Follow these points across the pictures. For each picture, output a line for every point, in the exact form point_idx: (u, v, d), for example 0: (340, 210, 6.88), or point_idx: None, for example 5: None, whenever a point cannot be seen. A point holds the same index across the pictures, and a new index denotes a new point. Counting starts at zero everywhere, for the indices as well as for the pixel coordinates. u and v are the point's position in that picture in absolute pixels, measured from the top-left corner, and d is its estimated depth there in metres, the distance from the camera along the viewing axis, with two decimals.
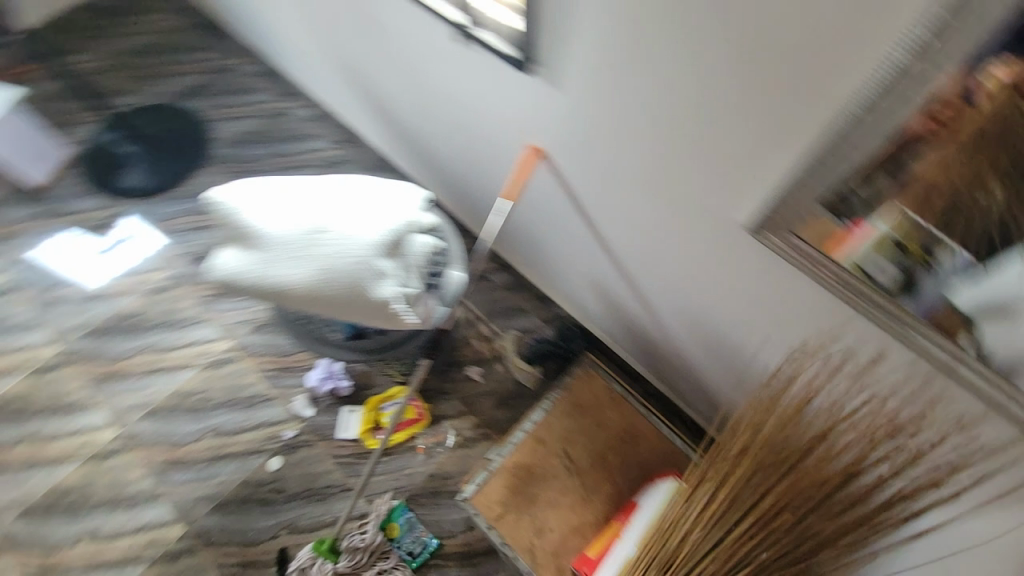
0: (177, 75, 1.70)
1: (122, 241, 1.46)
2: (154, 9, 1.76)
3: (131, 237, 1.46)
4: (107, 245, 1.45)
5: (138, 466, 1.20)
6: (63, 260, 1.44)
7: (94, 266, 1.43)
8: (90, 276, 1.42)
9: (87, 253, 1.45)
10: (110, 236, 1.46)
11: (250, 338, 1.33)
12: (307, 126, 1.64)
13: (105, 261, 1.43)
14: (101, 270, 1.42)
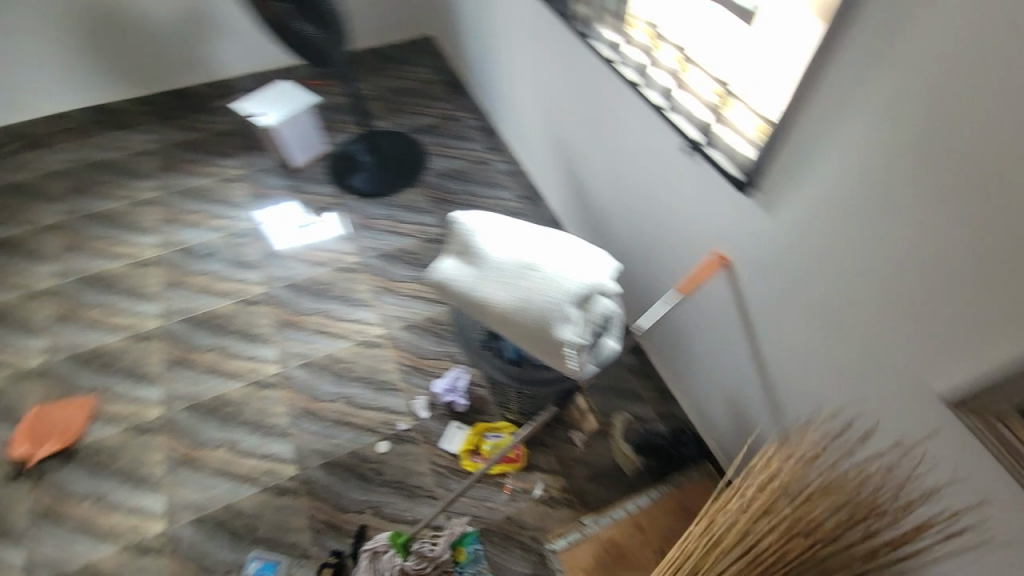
0: (419, 114, 2.12)
1: (312, 225, 1.79)
2: (421, 66, 2.27)
3: (319, 225, 1.80)
4: (301, 223, 1.80)
5: (282, 406, 1.40)
6: (271, 220, 1.82)
7: (285, 234, 1.78)
8: (277, 240, 1.76)
9: (285, 222, 1.80)
10: (306, 217, 1.82)
11: (400, 333, 1.54)
12: (500, 178, 1.94)
13: (293, 233, 1.77)
14: (288, 239, 1.76)
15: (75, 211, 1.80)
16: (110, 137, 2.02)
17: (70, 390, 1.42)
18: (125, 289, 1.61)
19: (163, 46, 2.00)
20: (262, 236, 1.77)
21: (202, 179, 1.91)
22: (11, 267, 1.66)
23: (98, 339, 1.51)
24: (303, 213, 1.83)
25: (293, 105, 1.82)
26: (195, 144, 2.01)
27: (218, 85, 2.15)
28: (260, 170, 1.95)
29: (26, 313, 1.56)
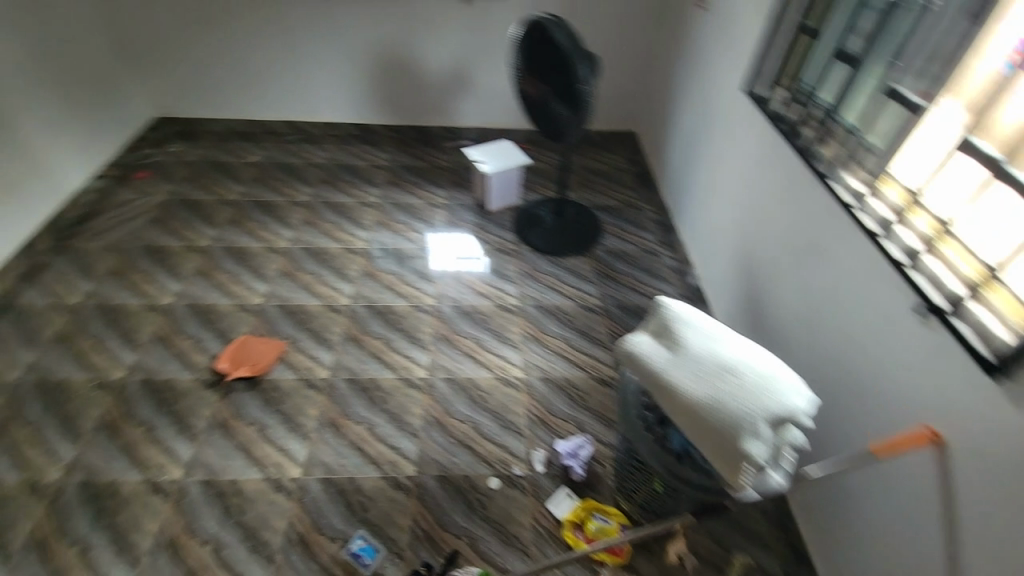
0: (605, 195, 2.32)
1: (466, 259, 2.01)
2: (619, 157, 2.53)
3: (470, 262, 2.00)
4: (461, 253, 2.04)
5: (419, 410, 1.52)
6: (442, 242, 2.09)
7: (444, 256, 2.03)
8: (435, 258, 2.02)
9: (449, 247, 2.06)
10: (466, 251, 2.04)
11: (538, 383, 1.62)
12: (665, 272, 2.03)
13: (448, 259, 2.02)
14: (443, 262, 2.01)
15: (319, 196, 2.25)
16: (363, 149, 2.55)
17: (270, 332, 1.70)
18: (335, 267, 1.94)
19: (426, 95, 2.51)
20: (427, 249, 2.05)
21: (416, 199, 2.28)
22: (264, 223, 2.09)
23: (303, 299, 1.81)
24: (468, 246, 2.07)
25: (507, 161, 2.12)
26: (418, 170, 2.45)
27: (452, 132, 2.63)
28: (460, 205, 2.27)
29: (261, 261, 1.93)
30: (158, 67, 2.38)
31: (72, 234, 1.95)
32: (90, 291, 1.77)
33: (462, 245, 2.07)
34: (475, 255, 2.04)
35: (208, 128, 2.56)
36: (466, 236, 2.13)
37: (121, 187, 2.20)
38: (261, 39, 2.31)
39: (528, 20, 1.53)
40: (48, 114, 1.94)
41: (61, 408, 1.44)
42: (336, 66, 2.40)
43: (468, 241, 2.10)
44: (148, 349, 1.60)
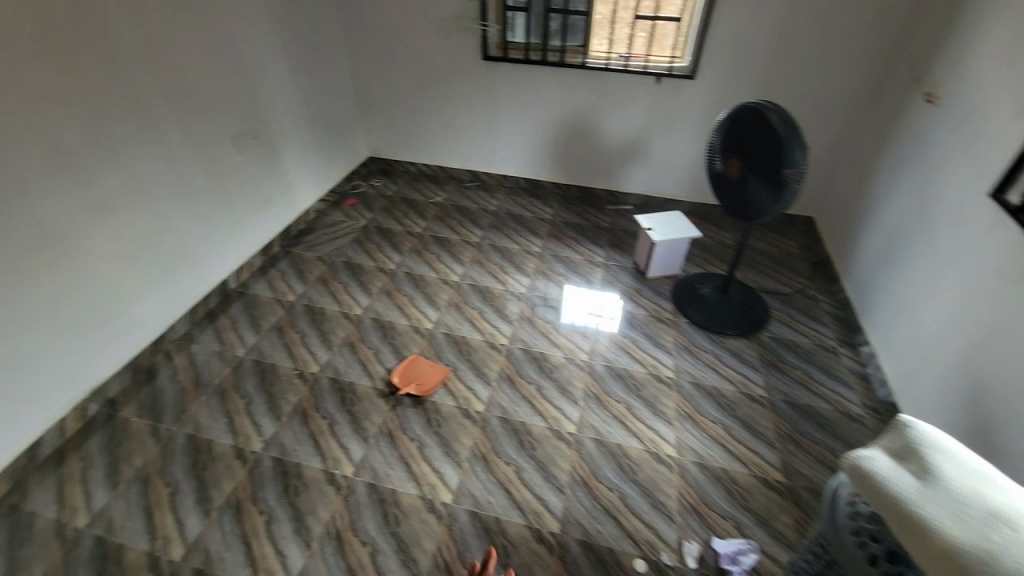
0: (776, 280, 2.21)
1: (598, 317, 2.04)
2: (790, 245, 2.42)
3: (600, 320, 2.02)
4: (594, 310, 2.07)
5: (567, 465, 1.50)
6: (579, 296, 2.14)
7: (578, 309, 2.08)
8: (568, 309, 2.07)
9: (585, 302, 2.11)
10: (601, 311, 2.06)
11: (692, 467, 1.51)
12: (844, 374, 1.83)
13: (581, 312, 2.06)
14: (576, 313, 2.06)
15: (488, 239, 2.46)
16: (529, 201, 2.78)
17: (436, 357, 1.83)
18: (498, 307, 2.06)
19: (597, 160, 2.67)
20: (563, 299, 2.12)
21: (576, 254, 2.37)
22: (440, 257, 2.33)
23: (467, 331, 1.94)
24: (603, 305, 2.10)
25: (675, 232, 2.09)
26: (580, 227, 2.56)
27: (615, 197, 2.76)
28: (618, 266, 2.30)
29: (435, 290, 2.13)
30: (379, 117, 2.86)
31: (294, 244, 2.39)
32: (301, 293, 2.10)
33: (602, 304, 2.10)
34: (608, 316, 2.05)
35: (406, 171, 3.01)
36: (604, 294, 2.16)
37: (335, 210, 2.66)
38: (467, 100, 2.64)
39: (739, 104, 1.57)
40: (301, 147, 2.42)
41: (269, 388, 1.68)
42: (523, 127, 2.66)
43: (606, 300, 2.13)
44: (339, 351, 1.83)
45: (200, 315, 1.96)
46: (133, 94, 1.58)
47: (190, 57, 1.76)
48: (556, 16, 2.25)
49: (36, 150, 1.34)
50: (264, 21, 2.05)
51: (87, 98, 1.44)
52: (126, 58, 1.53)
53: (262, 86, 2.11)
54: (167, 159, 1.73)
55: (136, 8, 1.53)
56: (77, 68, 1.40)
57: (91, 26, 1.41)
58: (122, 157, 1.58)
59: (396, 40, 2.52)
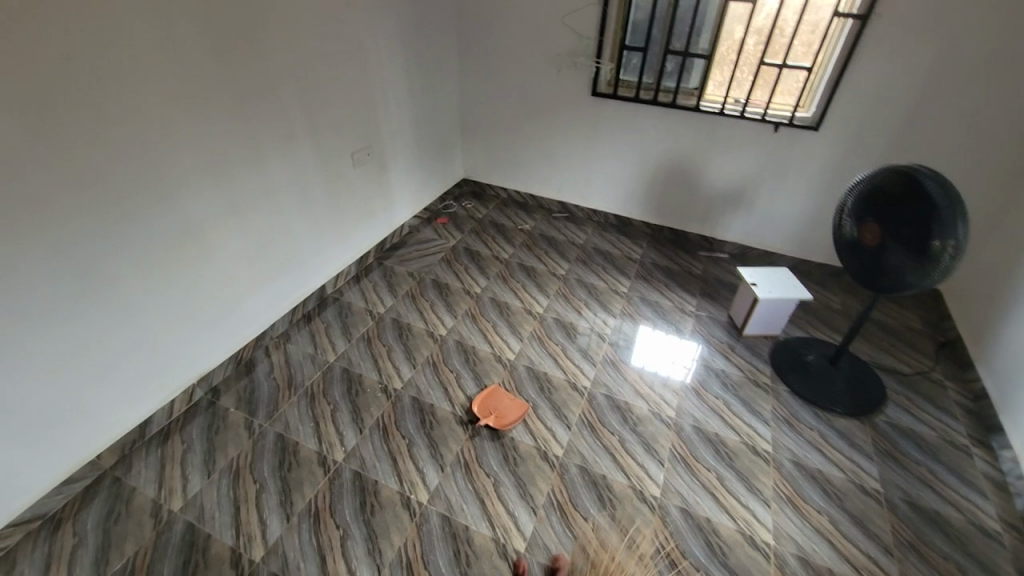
0: (892, 358, 1.99)
1: (673, 364, 1.93)
2: (910, 321, 2.18)
3: (674, 367, 1.92)
4: (669, 356, 1.97)
5: (649, 533, 1.39)
6: (651, 339, 2.05)
7: (651, 352, 1.99)
8: (640, 351, 1.99)
9: (660, 347, 2.02)
10: (674, 358, 1.96)
11: (792, 561, 1.34)
12: (980, 480, 1.58)
13: (654, 357, 1.96)
14: (649, 358, 1.96)
15: (574, 272, 2.42)
16: (618, 238, 2.73)
17: (516, 390, 1.79)
18: (582, 346, 2.00)
19: (696, 204, 2.58)
20: (636, 341, 2.04)
21: (666, 300, 2.26)
22: (526, 286, 2.31)
23: (549, 367, 1.89)
24: (678, 352, 2.00)
25: (781, 291, 1.94)
26: (671, 272, 2.46)
27: (711, 244, 2.64)
28: (711, 318, 2.17)
29: (519, 320, 2.10)
30: (479, 141, 2.95)
31: (388, 256, 2.48)
32: (390, 305, 2.15)
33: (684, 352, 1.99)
34: (683, 363, 1.95)
35: (497, 195, 3.09)
36: (684, 342, 2.05)
37: (427, 227, 2.74)
38: (568, 133, 2.65)
39: (884, 167, 1.43)
40: (406, 165, 2.53)
41: (354, 399, 1.72)
42: (622, 163, 2.63)
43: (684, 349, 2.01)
44: (422, 370, 1.84)
45: (298, 316, 2.06)
46: (275, 108, 1.72)
47: (327, 78, 1.89)
48: (674, 58, 2.22)
49: (193, 155, 1.49)
50: (392, 48, 2.19)
51: (237, 110, 1.58)
52: (274, 75, 1.68)
53: (381, 107, 2.24)
54: (293, 168, 1.86)
55: (290, 32, 1.68)
56: (234, 82, 1.54)
57: (251, 46, 1.56)
58: (257, 164, 1.71)
59: (507, 71, 2.60)
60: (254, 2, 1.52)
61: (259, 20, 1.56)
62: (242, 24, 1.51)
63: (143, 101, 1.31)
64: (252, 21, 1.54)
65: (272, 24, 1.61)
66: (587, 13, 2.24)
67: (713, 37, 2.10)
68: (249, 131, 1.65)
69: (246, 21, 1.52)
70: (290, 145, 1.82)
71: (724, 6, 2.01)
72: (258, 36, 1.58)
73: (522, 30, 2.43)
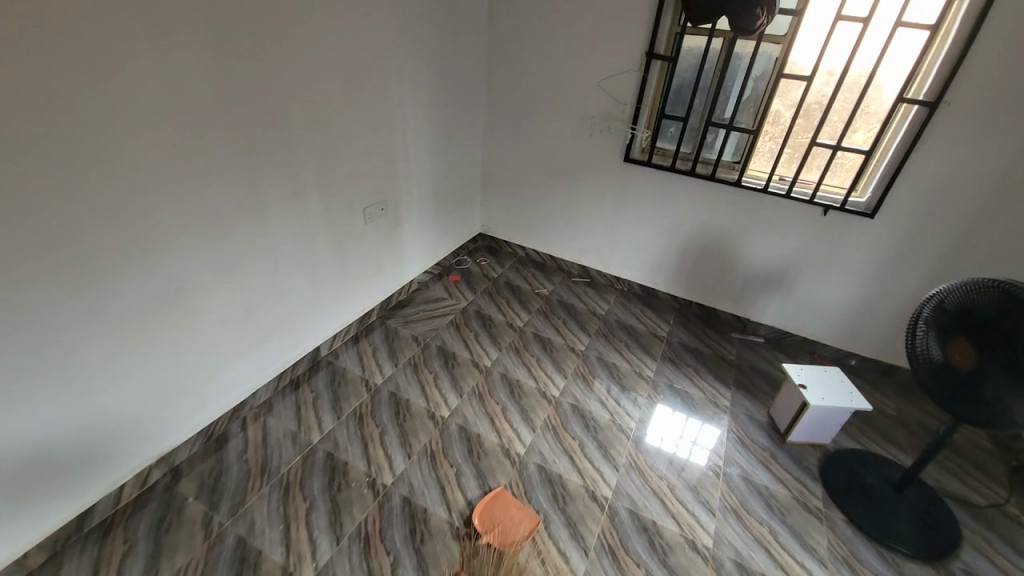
0: (962, 486, 1.71)
1: (692, 446, 1.75)
2: (976, 439, 1.91)
3: (694, 453, 1.73)
4: (688, 436, 1.80)
5: None
6: (668, 415, 1.88)
7: (670, 433, 1.80)
8: (658, 430, 1.81)
9: (682, 430, 1.82)
10: (693, 440, 1.78)
11: None
12: None
13: (672, 438, 1.78)
14: (668, 440, 1.77)
15: (594, 349, 2.20)
16: (643, 311, 2.52)
17: (525, 495, 1.53)
18: (602, 442, 1.74)
19: (729, 282, 2.38)
20: (653, 418, 1.86)
21: (696, 389, 2.02)
22: (541, 362, 2.09)
23: (564, 469, 1.62)
24: (699, 432, 1.83)
25: (836, 398, 1.68)
26: (701, 355, 2.22)
27: (744, 325, 2.41)
28: (748, 416, 1.91)
29: (531, 404, 1.86)
30: (500, 197, 2.81)
31: (392, 315, 2.28)
32: (389, 375, 1.93)
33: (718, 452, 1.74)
34: (703, 444, 1.78)
35: (514, 253, 2.92)
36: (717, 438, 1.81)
37: (438, 283, 2.56)
38: (595, 196, 2.51)
39: (969, 279, 1.23)
40: (420, 219, 2.38)
41: (335, 495, 1.47)
42: (652, 231, 2.46)
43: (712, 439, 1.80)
44: (417, 461, 1.59)
45: (285, 382, 1.84)
46: (285, 158, 1.57)
47: (346, 127, 1.76)
48: (716, 130, 2.08)
49: (185, 208, 1.32)
50: (418, 100, 2.08)
51: (245, 159, 1.43)
52: (288, 123, 1.54)
53: (400, 158, 2.11)
54: (299, 222, 1.70)
55: (310, 79, 1.56)
56: (244, 130, 1.40)
57: (267, 92, 1.43)
58: (259, 216, 1.55)
59: (535, 129, 2.48)
60: (275, 47, 1.40)
61: (278, 66, 1.43)
62: (260, 69, 1.38)
63: (138, 147, 1.16)
64: (270, 66, 1.41)
65: (291, 71, 1.48)
66: (626, 79, 2.14)
67: (760, 112, 1.96)
68: (254, 182, 1.49)
69: (264, 66, 1.39)
70: (297, 197, 1.66)
71: (774, 81, 1.89)
72: (274, 82, 1.45)
73: (555, 89, 2.33)
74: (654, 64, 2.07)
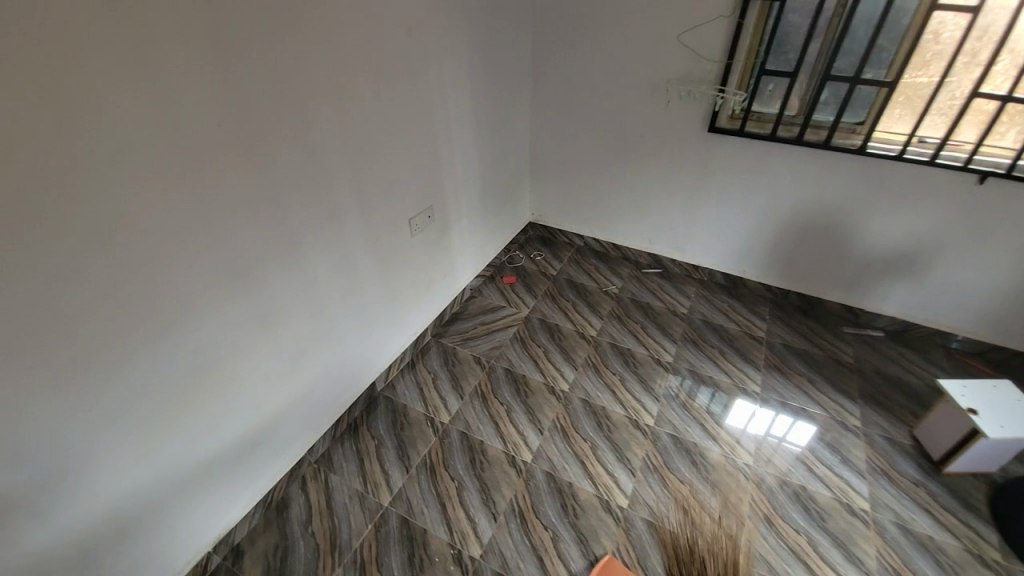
0: None
1: (777, 444, 1.59)
2: None
3: (816, 480, 1.49)
4: (772, 431, 1.63)
5: None
6: (753, 411, 1.70)
7: (755, 429, 1.63)
8: (744, 428, 1.63)
9: (767, 424, 1.65)
10: (777, 434, 1.62)
11: None
12: None
13: (757, 435, 1.61)
14: (759, 443, 1.59)
15: (683, 361, 1.89)
16: (731, 305, 2.18)
17: (639, 564, 1.30)
18: (717, 485, 1.47)
19: (838, 268, 2.01)
20: (739, 415, 1.68)
21: (816, 406, 1.71)
22: (626, 381, 1.81)
23: (681, 526, 1.37)
24: (787, 429, 1.64)
25: (1017, 427, 1.37)
26: (813, 360, 1.89)
27: (856, 317, 2.06)
28: (887, 440, 1.61)
29: (624, 439, 1.60)
30: (553, 181, 2.46)
31: (447, 332, 2.03)
32: (456, 411, 1.70)
33: (810, 448, 1.57)
34: (791, 441, 1.61)
35: (571, 243, 2.59)
36: (838, 456, 1.56)
37: (492, 287, 2.28)
38: (669, 175, 2.13)
39: None
40: (469, 220, 2.08)
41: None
42: (741, 213, 2.08)
43: (804, 436, 1.62)
44: (505, 524, 1.37)
45: (342, 429, 1.63)
46: (316, 177, 1.28)
47: (382, 127, 1.45)
48: (834, 85, 1.66)
49: (208, 263, 1.07)
50: (460, 81, 1.73)
51: (267, 188, 1.15)
52: (315, 133, 1.23)
53: (444, 154, 1.78)
54: (339, 251, 1.43)
55: (334, 73, 1.23)
56: (262, 153, 1.11)
57: (283, 98, 1.12)
58: (294, 253, 1.28)
59: (594, 99, 2.10)
60: (288, 37, 1.08)
61: (293, 62, 1.12)
62: (270, 70, 1.07)
63: (131, 199, 0.89)
64: (283, 63, 1.09)
65: (311, 66, 1.16)
66: (714, 29, 1.72)
67: (900, 57, 1.53)
68: (282, 213, 1.21)
69: (277, 66, 1.08)
70: (335, 222, 1.38)
71: (923, 15, 1.44)
72: (292, 88, 1.14)
73: (618, 48, 1.92)
74: (751, 5, 1.62)
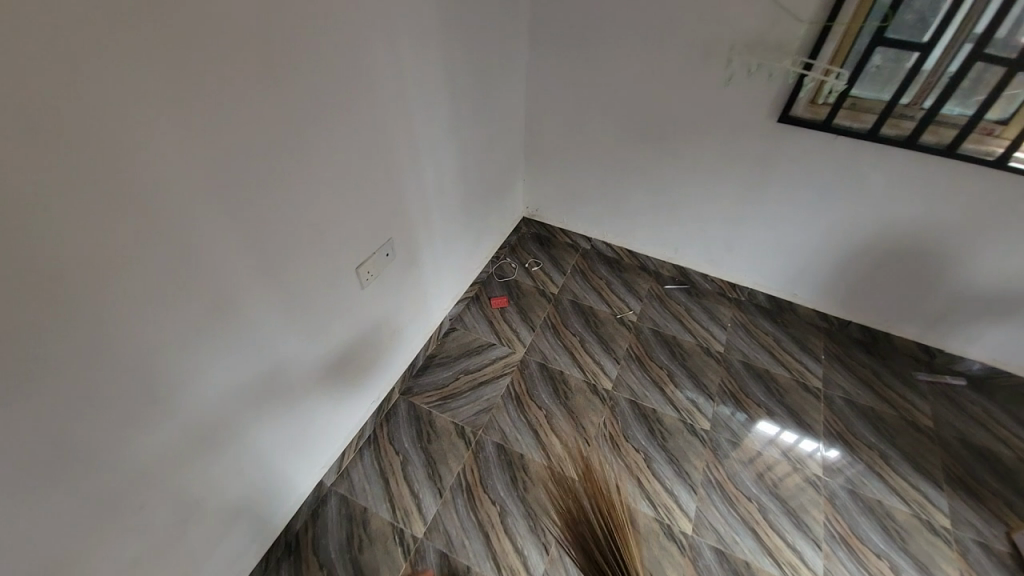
0: None
1: (824, 525, 1.29)
2: None
3: None
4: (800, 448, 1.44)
5: None
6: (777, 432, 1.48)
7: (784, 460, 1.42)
8: (790, 511, 1.32)
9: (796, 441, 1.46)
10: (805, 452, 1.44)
11: None
12: None
13: (798, 502, 1.33)
14: (821, 553, 1.24)
15: (722, 428, 1.49)
16: (777, 338, 1.75)
17: None
18: None
19: (922, 303, 1.57)
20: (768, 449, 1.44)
21: (893, 498, 1.35)
22: (652, 462, 1.41)
23: None
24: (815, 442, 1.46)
25: None
26: (882, 423, 1.51)
27: (931, 359, 1.66)
28: (982, 546, 1.27)
29: (654, 559, 1.23)
30: (556, 168, 1.91)
31: (421, 387, 1.57)
32: (433, 517, 1.28)
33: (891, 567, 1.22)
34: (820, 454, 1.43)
35: (574, 245, 2.08)
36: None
37: (477, 313, 1.80)
38: (713, 174, 1.61)
39: None
40: (448, 237, 1.54)
41: None
42: (805, 227, 1.59)
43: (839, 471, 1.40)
44: None
45: (278, 553, 1.21)
46: (196, 255, 0.73)
47: (312, 148, 0.89)
48: (982, 67, 1.12)
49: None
50: (434, 50, 1.14)
51: (81, 308, 0.61)
52: (183, 187, 0.68)
53: (414, 162, 1.23)
54: (258, 351, 0.92)
55: (205, 71, 0.65)
56: (63, 258, 0.57)
57: (85, 137, 0.55)
58: (171, 384, 0.77)
59: (621, 67, 1.52)
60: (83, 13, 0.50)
61: (104, 60, 0.54)
62: (33, 85, 0.49)
63: None
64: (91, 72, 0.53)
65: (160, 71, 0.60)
66: None
67: None
68: (133, 333, 0.68)
69: (70, 81, 0.52)
70: (243, 309, 0.86)
71: None
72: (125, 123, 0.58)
73: None
74: None
